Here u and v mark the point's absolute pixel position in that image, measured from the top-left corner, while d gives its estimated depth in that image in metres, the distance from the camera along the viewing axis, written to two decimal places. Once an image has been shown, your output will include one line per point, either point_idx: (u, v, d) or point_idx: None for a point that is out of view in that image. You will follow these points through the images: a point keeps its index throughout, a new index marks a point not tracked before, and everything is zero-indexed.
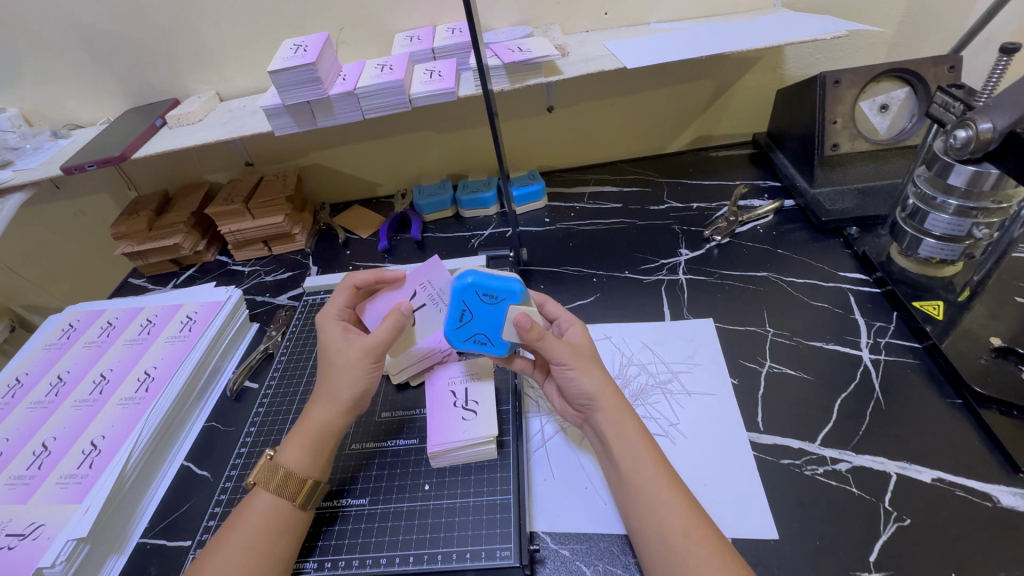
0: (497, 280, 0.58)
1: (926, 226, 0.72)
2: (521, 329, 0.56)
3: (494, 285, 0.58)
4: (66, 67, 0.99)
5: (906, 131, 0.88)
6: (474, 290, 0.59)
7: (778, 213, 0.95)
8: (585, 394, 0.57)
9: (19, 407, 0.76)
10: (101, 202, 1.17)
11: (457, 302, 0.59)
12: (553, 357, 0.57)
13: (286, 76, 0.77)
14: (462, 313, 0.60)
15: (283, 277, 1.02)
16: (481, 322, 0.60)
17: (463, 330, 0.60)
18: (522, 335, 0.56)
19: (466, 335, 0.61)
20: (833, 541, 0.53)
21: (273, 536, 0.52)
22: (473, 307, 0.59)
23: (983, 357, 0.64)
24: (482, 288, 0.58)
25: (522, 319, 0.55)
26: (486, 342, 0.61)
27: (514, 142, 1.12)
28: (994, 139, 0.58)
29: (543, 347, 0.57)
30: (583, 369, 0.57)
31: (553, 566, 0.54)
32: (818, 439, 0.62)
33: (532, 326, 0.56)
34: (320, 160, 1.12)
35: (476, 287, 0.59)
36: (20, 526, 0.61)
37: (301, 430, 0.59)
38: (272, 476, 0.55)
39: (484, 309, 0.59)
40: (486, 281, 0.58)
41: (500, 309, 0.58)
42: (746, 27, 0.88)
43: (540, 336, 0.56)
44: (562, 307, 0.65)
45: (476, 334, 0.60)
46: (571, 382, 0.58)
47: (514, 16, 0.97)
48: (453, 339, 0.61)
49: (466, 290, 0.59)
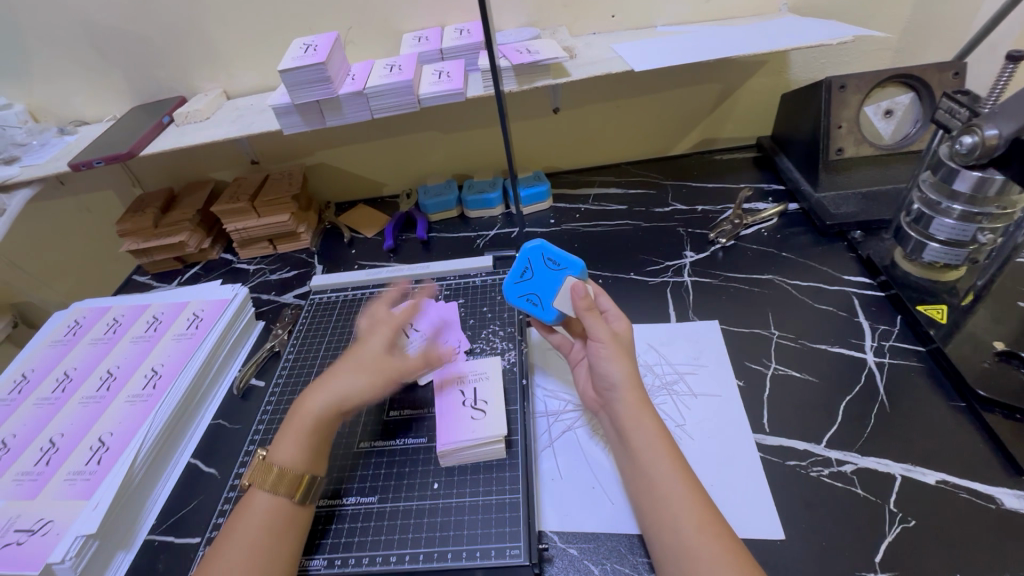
0: (565, 254, 0.66)
1: (931, 230, 0.73)
2: (573, 297, 0.60)
3: (560, 254, 0.65)
4: (73, 63, 0.99)
5: (910, 136, 0.90)
6: (542, 255, 0.66)
7: (782, 216, 0.96)
8: (609, 379, 0.58)
9: (27, 403, 0.76)
10: (106, 199, 1.17)
11: (521, 260, 0.67)
12: (592, 333, 0.59)
13: (295, 75, 0.77)
14: (525, 270, 0.67)
15: (288, 275, 1.02)
16: (539, 283, 0.66)
17: (520, 287, 0.67)
18: (574, 302, 0.60)
19: (521, 292, 0.67)
20: (839, 542, 0.54)
21: (276, 532, 0.52)
22: (535, 267, 0.66)
23: (986, 361, 0.65)
24: (548, 253, 0.65)
25: (576, 289, 0.60)
26: (536, 303, 0.66)
27: (519, 143, 1.12)
28: (999, 145, 0.59)
29: (586, 320, 0.59)
30: (616, 356, 0.58)
31: (562, 565, 0.55)
32: (824, 441, 0.62)
33: (584, 296, 0.60)
34: (325, 159, 1.13)
35: (543, 251, 0.66)
36: (29, 522, 0.61)
37: (292, 426, 0.59)
38: (266, 476, 0.55)
39: (547, 273, 0.66)
40: (555, 250, 0.66)
41: (559, 276, 0.65)
42: (752, 31, 0.89)
43: (587, 310, 0.60)
44: (613, 301, 0.64)
45: (529, 293, 0.67)
46: (602, 364, 0.59)
47: (522, 17, 0.97)
48: (508, 291, 0.67)
49: (533, 252, 0.66)
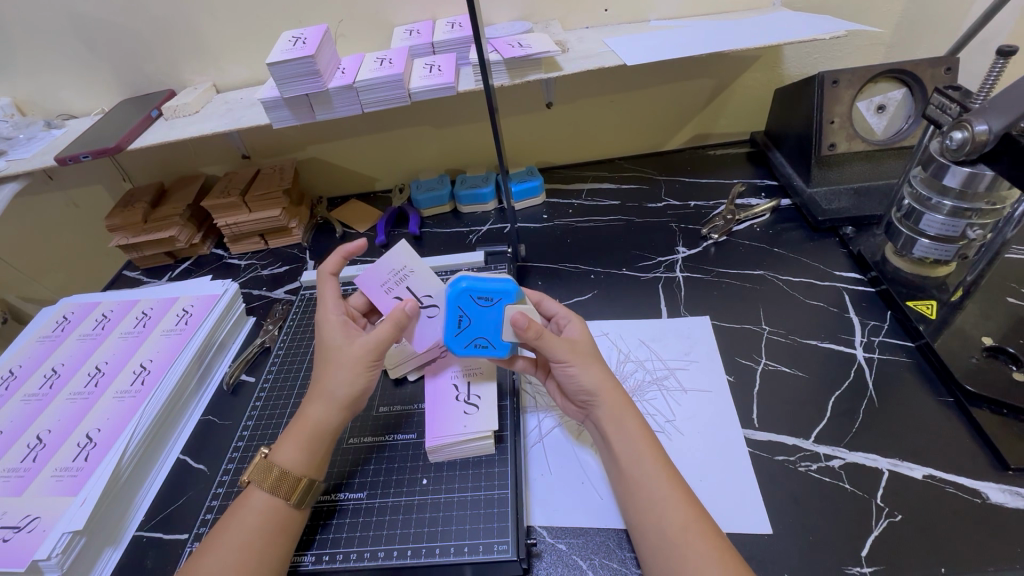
0: (491, 283, 0.60)
1: (921, 226, 0.73)
2: (516, 328, 0.56)
3: (488, 287, 0.59)
4: (60, 56, 0.97)
5: (903, 132, 0.89)
6: (470, 295, 0.59)
7: (774, 212, 0.96)
8: (587, 390, 0.58)
9: (13, 398, 0.75)
10: (95, 193, 1.16)
11: (453, 309, 0.60)
12: (553, 354, 0.58)
13: (284, 69, 0.76)
14: (460, 320, 0.60)
15: (279, 271, 1.02)
16: (479, 325, 0.60)
17: (462, 337, 0.60)
18: (520, 334, 0.56)
19: (466, 341, 0.61)
20: (826, 536, 0.54)
21: (267, 537, 0.52)
22: (470, 312, 0.60)
23: (974, 356, 0.65)
24: (477, 291, 0.59)
25: (518, 320, 0.56)
26: (487, 345, 0.61)
27: (512, 138, 1.12)
28: (989, 141, 0.58)
29: (541, 346, 0.57)
30: (583, 365, 0.58)
31: (550, 561, 0.55)
32: (813, 436, 0.63)
33: (529, 325, 0.56)
34: (317, 154, 1.12)
35: (470, 291, 0.59)
36: (15, 519, 0.60)
37: (296, 428, 0.58)
38: (266, 475, 0.54)
39: (482, 313, 0.60)
40: (480, 284, 0.59)
41: (497, 310, 0.59)
42: (745, 26, 0.88)
43: (539, 336, 0.57)
44: (559, 304, 0.66)
45: (476, 338, 0.60)
46: (573, 379, 0.58)
47: (514, 12, 0.96)
48: (453, 346, 0.61)
49: (461, 296, 0.59)
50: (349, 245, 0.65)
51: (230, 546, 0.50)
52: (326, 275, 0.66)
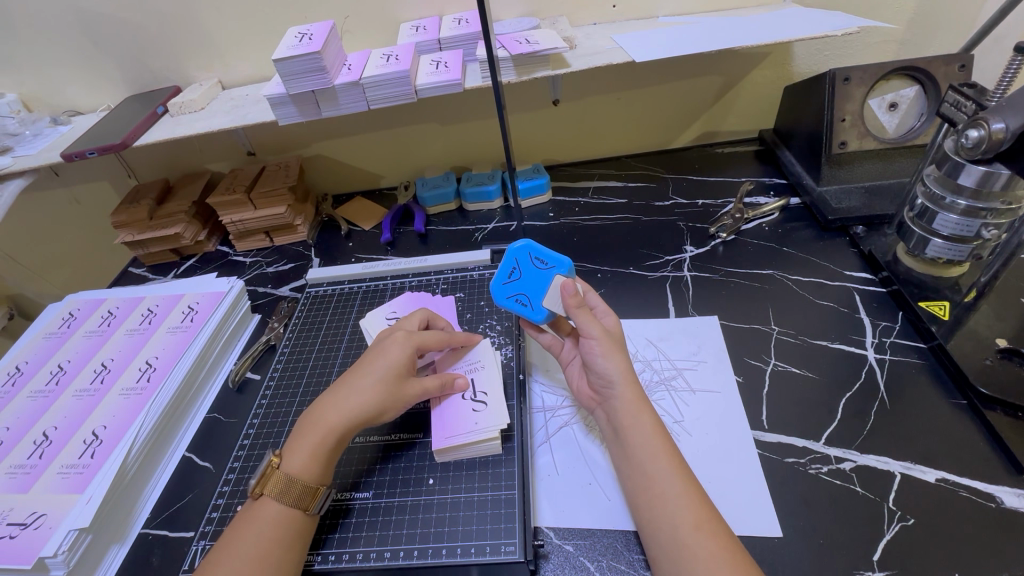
0: (551, 252, 0.66)
1: (935, 226, 0.72)
2: (562, 295, 0.60)
3: (547, 253, 0.66)
4: (67, 52, 0.97)
5: (916, 130, 0.88)
6: (528, 253, 0.66)
7: (783, 211, 0.95)
8: (607, 375, 0.58)
9: (20, 395, 0.75)
10: (101, 189, 1.16)
11: (509, 261, 0.67)
12: (584, 330, 0.58)
13: (290, 64, 0.76)
14: (512, 271, 0.67)
15: (284, 268, 1.01)
16: (526, 283, 0.66)
17: (508, 287, 0.67)
18: (564, 300, 0.60)
19: (510, 293, 0.67)
20: (837, 539, 0.53)
21: (285, 545, 0.52)
22: (523, 267, 0.67)
23: (988, 358, 0.64)
24: (535, 252, 0.66)
25: (565, 286, 0.60)
26: (525, 304, 0.66)
27: (518, 136, 1.11)
28: (1006, 139, 0.58)
29: (577, 318, 0.59)
30: (611, 351, 0.58)
31: (557, 562, 0.54)
32: (822, 438, 0.62)
33: (574, 294, 0.60)
34: (322, 151, 1.11)
35: (529, 251, 0.66)
36: (21, 516, 0.60)
37: (310, 436, 0.57)
38: (279, 486, 0.54)
39: (533, 273, 0.66)
40: (540, 248, 0.66)
41: (547, 275, 0.65)
42: (755, 22, 0.87)
43: (578, 307, 0.60)
44: (601, 299, 0.65)
45: (518, 293, 0.66)
46: (595, 360, 0.58)
47: (521, 8, 0.96)
48: (497, 294, 0.67)
49: (520, 252, 0.67)
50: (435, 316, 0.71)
51: (242, 555, 0.49)
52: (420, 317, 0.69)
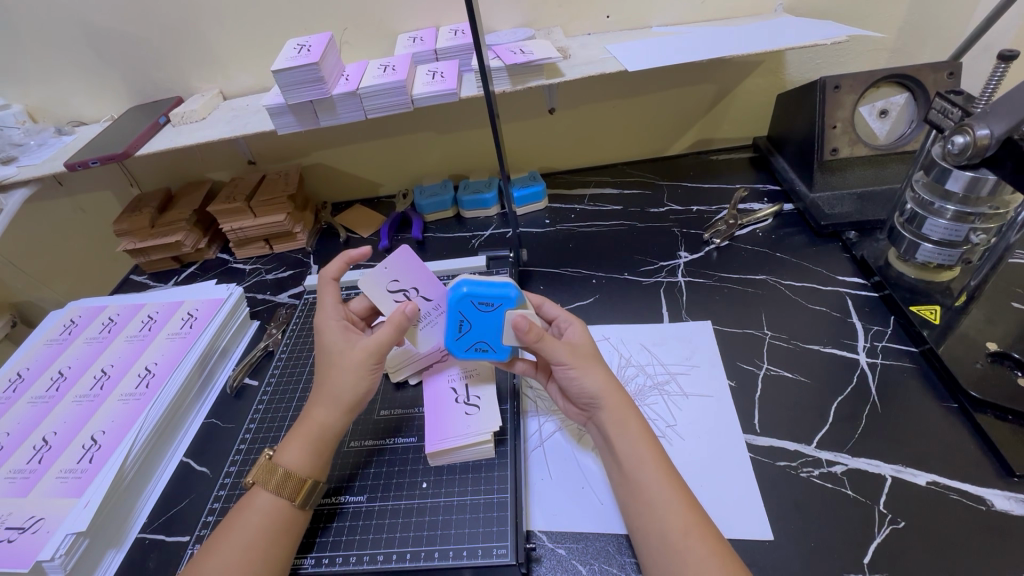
0: (493, 288, 0.58)
1: (924, 231, 0.72)
2: (519, 331, 0.56)
3: (488, 292, 0.58)
4: (72, 64, 0.99)
5: (906, 136, 0.89)
6: (471, 301, 0.58)
7: (777, 217, 0.96)
8: (588, 392, 0.57)
9: (20, 401, 0.76)
10: (104, 198, 1.18)
11: (454, 314, 0.59)
12: (552, 355, 0.58)
13: (289, 75, 0.77)
14: (461, 325, 0.59)
15: (284, 275, 1.03)
16: (481, 329, 0.60)
17: (463, 340, 0.61)
18: (522, 337, 0.56)
19: (468, 344, 0.61)
20: (828, 543, 0.54)
21: (272, 536, 0.52)
22: (471, 317, 0.59)
23: (979, 362, 0.65)
24: (478, 297, 0.57)
25: (519, 322, 0.55)
26: (488, 348, 0.61)
27: (515, 144, 1.12)
28: (990, 145, 0.58)
29: (543, 347, 0.57)
30: (584, 367, 0.58)
31: (550, 565, 0.54)
32: (814, 442, 0.62)
33: (531, 328, 0.56)
34: (321, 160, 1.13)
35: (471, 297, 0.58)
36: (19, 520, 0.61)
37: (301, 430, 0.58)
38: (270, 477, 0.55)
39: (483, 318, 0.59)
40: (479, 290, 0.58)
41: (498, 316, 0.58)
42: (747, 31, 0.89)
43: (543, 338, 0.57)
44: (558, 307, 0.66)
45: (477, 341, 0.61)
46: (573, 381, 0.58)
47: (517, 19, 0.97)
48: (453, 349, 0.61)
49: (461, 302, 0.58)
50: (355, 252, 0.65)
51: (232, 546, 0.50)
52: (328, 280, 0.67)
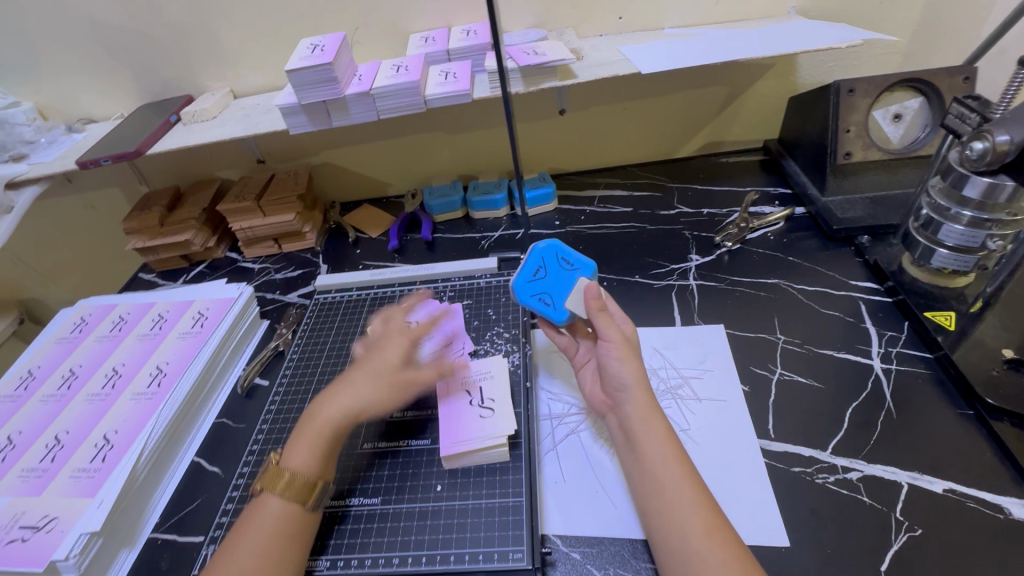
0: (576, 254, 0.68)
1: (940, 236, 0.72)
2: (585, 296, 0.61)
3: (572, 254, 0.67)
4: (82, 61, 0.99)
5: (920, 141, 0.89)
6: (556, 256, 0.67)
7: (788, 221, 0.95)
8: (619, 378, 0.58)
9: (32, 399, 0.77)
10: (112, 196, 1.18)
11: (535, 260, 0.68)
12: (602, 332, 0.60)
13: (303, 75, 0.77)
14: (537, 270, 0.67)
15: (293, 274, 1.03)
16: (552, 283, 0.66)
17: (532, 285, 0.67)
18: (586, 301, 0.61)
19: (534, 291, 0.66)
20: (845, 550, 0.53)
21: (283, 541, 0.52)
22: (548, 267, 0.67)
23: (995, 368, 0.64)
24: (564, 252, 0.67)
25: (589, 288, 0.61)
26: (549, 303, 0.66)
27: (525, 145, 1.12)
28: (1010, 151, 0.58)
29: (596, 320, 0.60)
30: (627, 356, 0.59)
31: (565, 569, 0.54)
32: (829, 448, 0.62)
33: (596, 296, 0.61)
34: (330, 159, 1.13)
35: (557, 252, 0.68)
36: (33, 518, 0.61)
37: (309, 432, 0.58)
38: (277, 481, 0.55)
39: (560, 274, 0.67)
40: (568, 250, 0.68)
41: (572, 275, 0.66)
42: (761, 34, 0.88)
43: (598, 311, 0.61)
44: (619, 307, 0.66)
45: (541, 292, 0.66)
46: (610, 363, 0.59)
47: (529, 19, 0.97)
48: (520, 291, 0.67)
49: (547, 252, 0.68)
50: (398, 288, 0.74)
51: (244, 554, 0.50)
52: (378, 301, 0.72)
